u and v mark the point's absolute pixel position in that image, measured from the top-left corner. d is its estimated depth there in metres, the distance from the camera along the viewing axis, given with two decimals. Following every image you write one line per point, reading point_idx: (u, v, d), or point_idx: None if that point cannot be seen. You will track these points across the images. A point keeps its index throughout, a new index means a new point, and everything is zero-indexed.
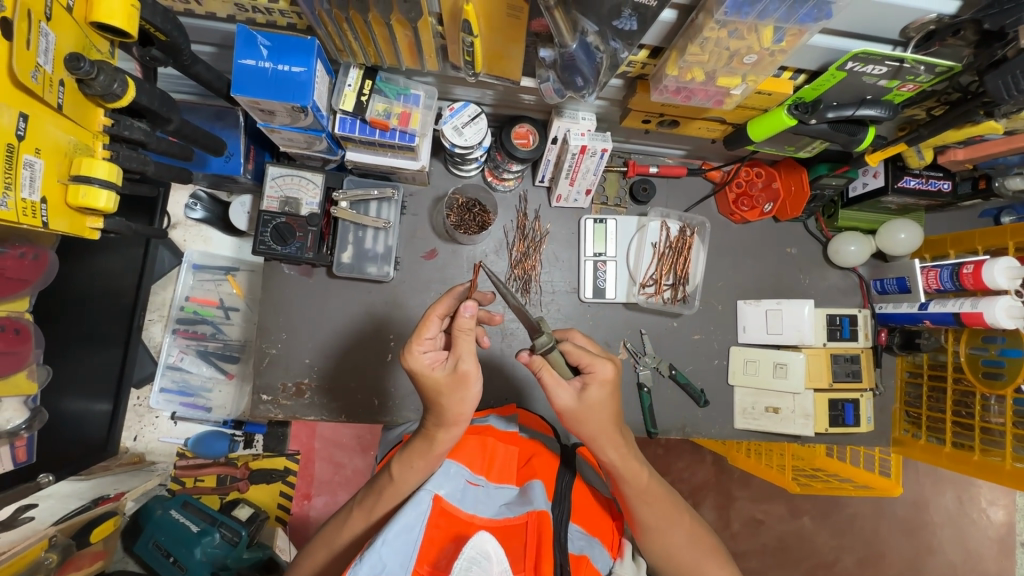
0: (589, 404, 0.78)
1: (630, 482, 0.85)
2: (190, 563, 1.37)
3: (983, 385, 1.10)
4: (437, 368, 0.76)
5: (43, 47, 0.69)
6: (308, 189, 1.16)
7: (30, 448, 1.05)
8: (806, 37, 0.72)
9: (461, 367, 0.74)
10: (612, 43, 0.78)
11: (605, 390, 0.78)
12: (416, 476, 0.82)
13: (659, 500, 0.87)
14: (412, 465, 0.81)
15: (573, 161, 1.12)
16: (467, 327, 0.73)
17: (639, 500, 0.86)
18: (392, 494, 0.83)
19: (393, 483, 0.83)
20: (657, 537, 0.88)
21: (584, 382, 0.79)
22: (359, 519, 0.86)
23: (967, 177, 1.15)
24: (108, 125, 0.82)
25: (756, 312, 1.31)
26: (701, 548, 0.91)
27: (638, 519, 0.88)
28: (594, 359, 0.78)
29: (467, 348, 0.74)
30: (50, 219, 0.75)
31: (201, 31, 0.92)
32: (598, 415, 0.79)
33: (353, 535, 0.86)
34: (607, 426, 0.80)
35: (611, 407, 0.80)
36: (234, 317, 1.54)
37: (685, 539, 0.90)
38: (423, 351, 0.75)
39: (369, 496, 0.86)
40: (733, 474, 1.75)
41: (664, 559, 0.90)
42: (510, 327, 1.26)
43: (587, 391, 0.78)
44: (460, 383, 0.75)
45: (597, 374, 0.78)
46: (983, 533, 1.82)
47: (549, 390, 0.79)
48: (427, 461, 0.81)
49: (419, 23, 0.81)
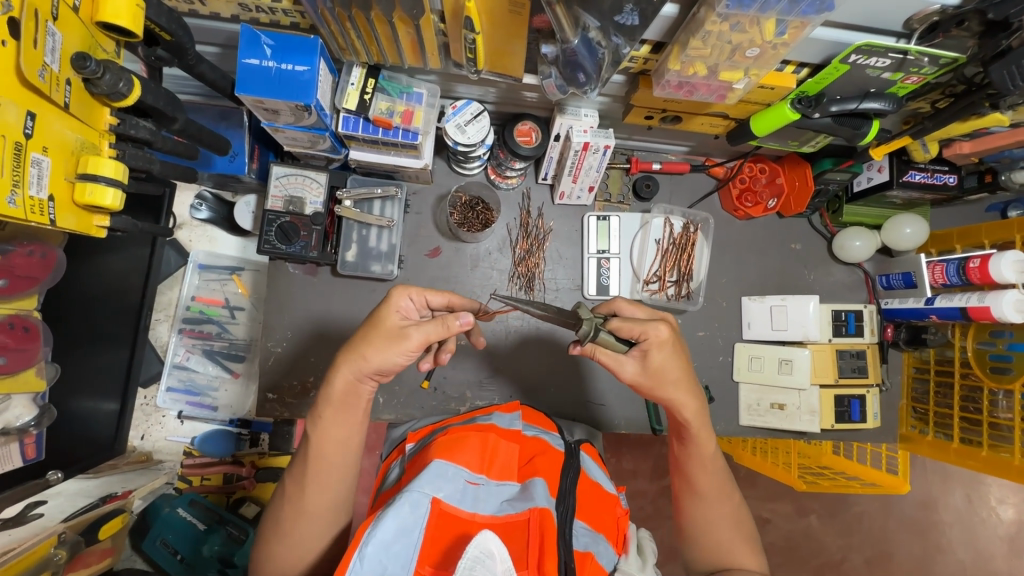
0: (656, 366, 0.83)
1: (697, 444, 0.91)
2: (197, 560, 1.40)
3: (991, 380, 1.09)
4: (397, 315, 0.82)
5: (49, 47, 0.69)
6: (312, 188, 1.17)
7: (39, 444, 1.06)
8: (809, 29, 0.71)
9: (410, 331, 0.79)
10: (613, 39, 0.79)
11: (665, 352, 0.82)
12: (332, 428, 0.83)
13: (717, 470, 0.93)
14: (321, 419, 0.82)
15: (576, 158, 1.13)
16: (445, 327, 0.80)
17: (700, 461, 0.92)
18: (317, 455, 0.82)
19: (312, 444, 0.82)
20: (704, 507, 0.93)
21: (644, 349, 0.83)
22: (292, 490, 0.83)
23: (973, 171, 1.14)
24: (115, 124, 0.82)
25: (760, 309, 1.31)
26: (741, 531, 0.92)
27: (691, 483, 0.94)
28: (646, 326, 0.82)
29: (427, 330, 0.79)
30: (57, 217, 0.76)
31: (205, 31, 0.93)
32: (667, 376, 0.84)
33: (309, 504, 0.83)
34: (678, 387, 0.85)
35: (675, 366, 0.84)
36: (239, 316, 1.55)
37: (730, 516, 0.93)
38: (410, 297, 0.83)
39: (295, 465, 0.85)
40: (739, 473, 1.75)
41: (702, 532, 0.93)
42: (515, 323, 1.30)
43: (649, 356, 0.83)
44: (393, 339, 0.79)
45: (652, 339, 0.82)
46: (994, 531, 1.80)
47: (613, 367, 0.85)
48: (333, 411, 0.82)
49: (421, 21, 0.81)
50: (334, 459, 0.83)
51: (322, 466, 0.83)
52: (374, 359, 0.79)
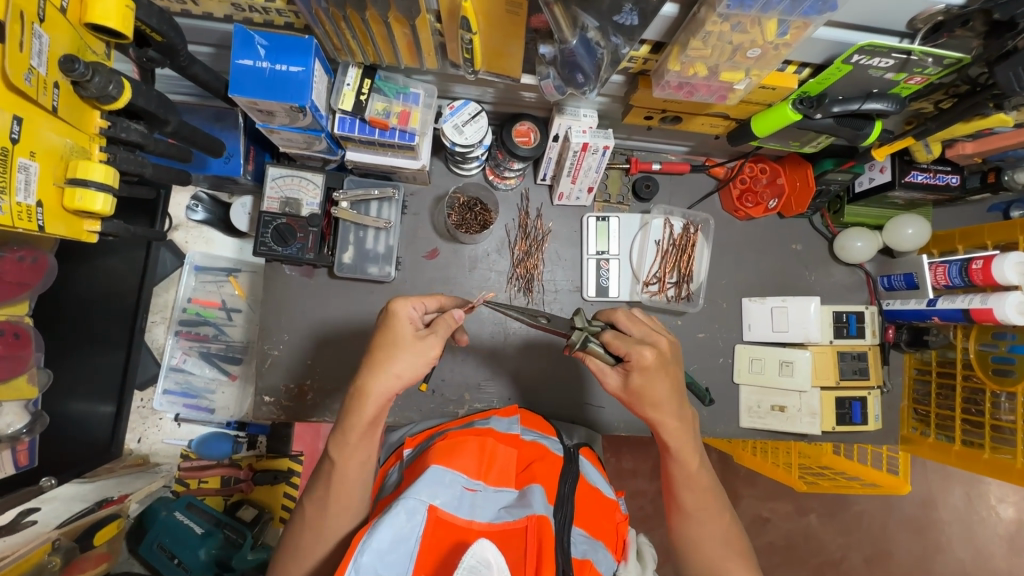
0: (636, 386, 0.83)
1: (681, 464, 0.90)
2: (195, 564, 1.38)
3: (993, 382, 1.08)
4: (408, 325, 0.81)
5: (37, 49, 0.68)
6: (309, 189, 1.16)
7: (32, 451, 1.07)
8: (811, 30, 0.70)
9: (429, 338, 0.81)
10: (613, 39, 0.77)
11: (648, 374, 0.81)
12: (357, 453, 0.81)
13: (705, 489, 0.91)
14: (347, 443, 0.80)
15: (575, 158, 1.11)
16: (451, 325, 0.83)
17: (685, 480, 0.91)
18: (338, 482, 0.82)
19: (334, 471, 0.81)
20: (691, 525, 0.92)
21: (628, 368, 0.82)
22: (313, 513, 0.83)
23: (976, 171, 1.13)
24: (105, 127, 0.81)
25: (761, 310, 1.30)
26: (731, 550, 0.91)
27: (678, 501, 0.93)
28: (632, 347, 0.81)
29: (440, 332, 0.81)
30: (46, 223, 0.75)
31: (198, 31, 0.92)
32: (648, 397, 0.83)
33: (327, 528, 0.83)
34: (660, 408, 0.84)
35: (659, 388, 0.82)
36: (236, 318, 1.54)
37: (718, 535, 0.91)
38: (413, 306, 0.83)
39: (316, 488, 0.84)
40: (738, 473, 1.74)
41: (690, 549, 0.92)
42: (513, 326, 1.29)
43: (631, 376, 0.82)
44: (418, 350, 0.79)
45: (637, 360, 0.81)
46: (993, 530, 1.80)
47: (598, 375, 0.86)
48: (360, 436, 0.80)
49: (417, 21, 0.80)
50: (356, 486, 0.83)
51: (342, 492, 0.82)
52: (408, 372, 0.78)
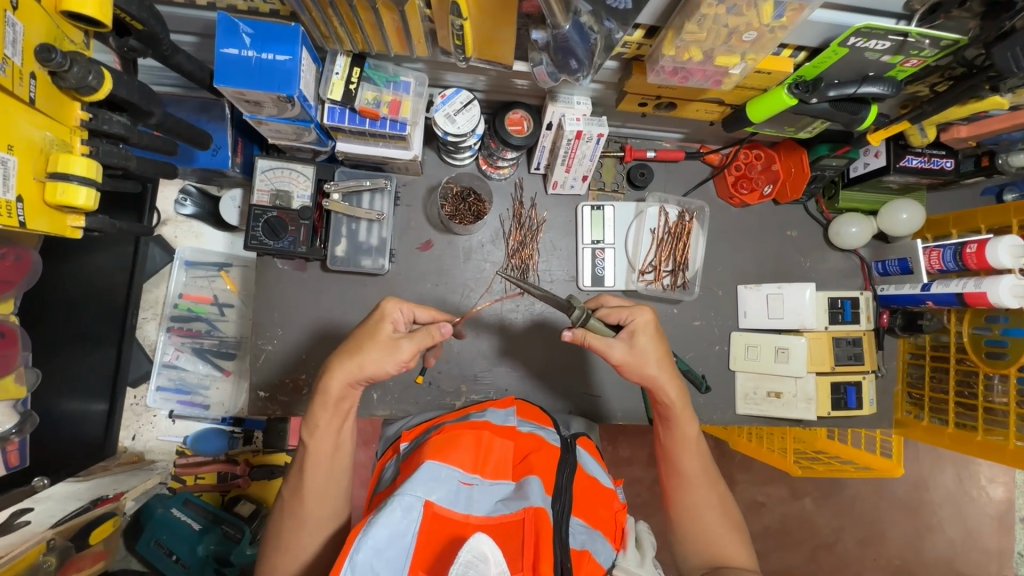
0: (640, 349, 0.88)
1: (681, 428, 0.93)
2: (193, 561, 1.40)
3: (987, 365, 1.09)
4: (389, 326, 0.86)
5: (11, 39, 0.66)
6: (299, 181, 1.13)
7: (23, 452, 1.03)
8: (807, 12, 0.69)
9: (402, 341, 0.83)
10: (606, 23, 0.76)
11: (650, 334, 0.89)
12: (328, 435, 0.84)
13: (702, 455, 0.94)
14: (317, 427, 0.84)
15: (569, 147, 1.10)
16: (432, 335, 0.85)
17: (684, 445, 0.93)
18: (316, 465, 0.84)
19: (309, 453, 0.84)
20: (690, 491, 0.93)
21: (632, 331, 0.89)
22: (293, 501, 0.84)
23: (970, 155, 1.12)
24: (86, 120, 0.79)
25: (757, 297, 1.29)
26: (729, 521, 0.91)
27: (678, 468, 0.94)
28: (633, 310, 0.90)
29: (416, 342, 0.84)
30: (28, 220, 0.73)
31: (181, 19, 0.89)
32: (650, 360, 0.89)
33: (311, 515, 0.84)
34: (662, 368, 0.89)
35: (660, 350, 0.90)
36: (228, 313, 1.51)
37: (716, 503, 0.92)
38: (400, 309, 0.87)
39: (292, 478, 0.86)
40: (734, 459, 1.75)
41: (691, 519, 0.92)
42: (507, 316, 1.28)
43: (636, 339, 0.88)
44: (387, 350, 0.82)
45: (638, 322, 0.89)
46: (983, 510, 1.82)
47: (602, 351, 0.88)
48: (329, 417, 0.84)
49: (406, 7, 0.78)
50: (332, 467, 0.85)
51: (320, 475, 0.84)
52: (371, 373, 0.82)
